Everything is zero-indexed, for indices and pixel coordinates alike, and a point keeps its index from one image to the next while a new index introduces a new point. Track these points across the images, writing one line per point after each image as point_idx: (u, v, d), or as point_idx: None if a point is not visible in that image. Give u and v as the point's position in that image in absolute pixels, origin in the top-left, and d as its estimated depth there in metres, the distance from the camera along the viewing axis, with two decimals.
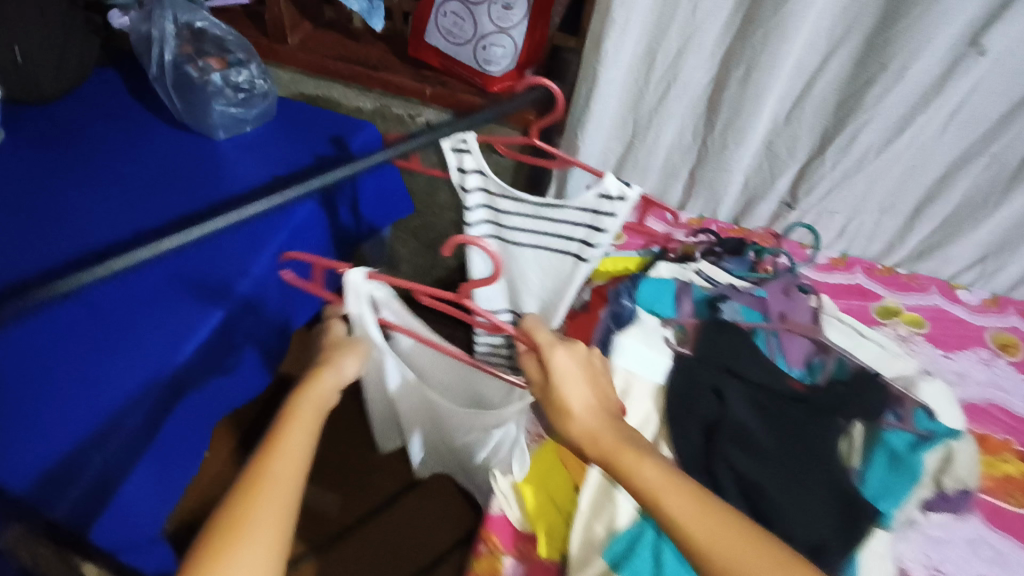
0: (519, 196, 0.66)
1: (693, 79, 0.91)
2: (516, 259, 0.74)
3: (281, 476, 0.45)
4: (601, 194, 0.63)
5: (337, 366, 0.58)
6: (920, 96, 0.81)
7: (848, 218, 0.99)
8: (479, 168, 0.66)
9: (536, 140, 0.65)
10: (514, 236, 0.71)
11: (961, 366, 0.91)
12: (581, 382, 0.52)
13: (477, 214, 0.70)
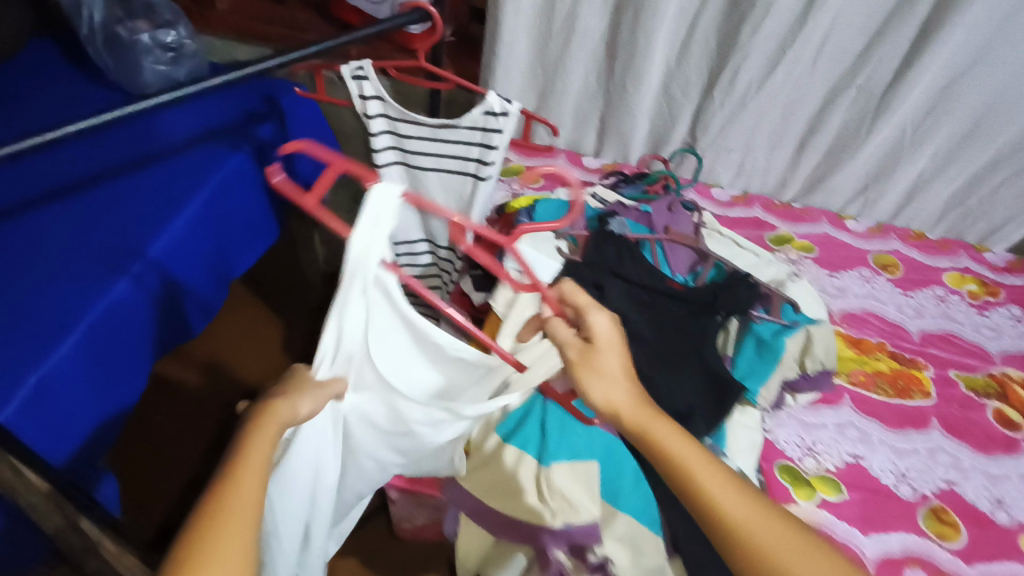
0: (416, 118, 0.73)
1: (592, 26, 0.99)
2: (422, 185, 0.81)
3: (235, 520, 0.39)
4: (488, 112, 0.71)
5: (292, 398, 0.46)
6: (788, 31, 0.90)
7: (743, 155, 1.09)
8: (377, 93, 0.73)
9: (426, 64, 0.72)
10: (418, 160, 0.78)
11: (843, 283, 1.01)
12: (623, 350, 0.51)
13: (382, 141, 0.77)
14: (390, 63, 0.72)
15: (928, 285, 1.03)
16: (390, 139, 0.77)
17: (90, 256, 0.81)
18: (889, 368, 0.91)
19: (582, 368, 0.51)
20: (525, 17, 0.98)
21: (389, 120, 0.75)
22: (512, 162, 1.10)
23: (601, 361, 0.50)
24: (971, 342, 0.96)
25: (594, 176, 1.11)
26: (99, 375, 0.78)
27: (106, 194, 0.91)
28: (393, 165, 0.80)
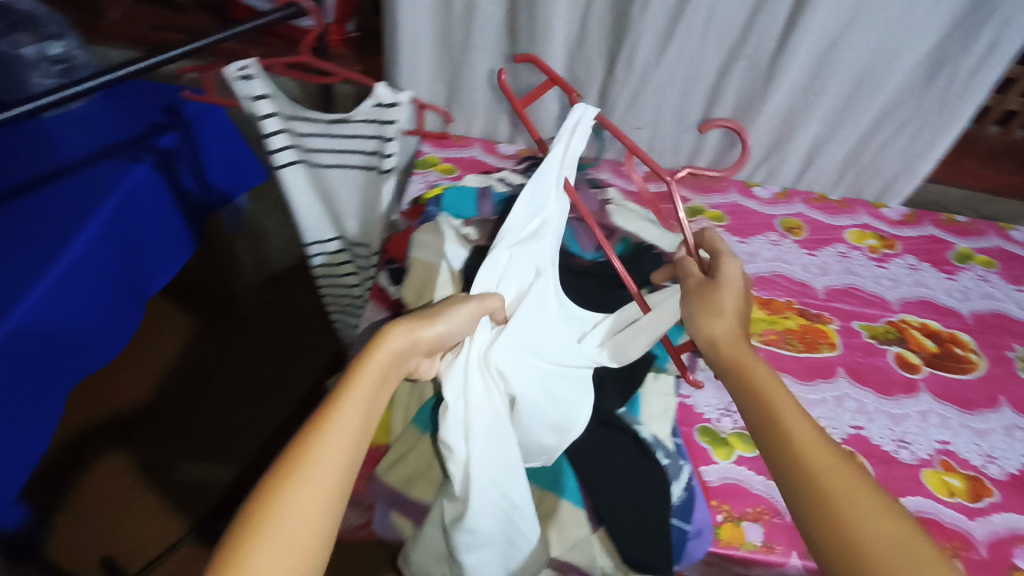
0: (309, 115, 0.73)
1: (491, 14, 0.99)
2: (327, 182, 0.81)
3: (322, 472, 0.40)
4: (379, 103, 0.70)
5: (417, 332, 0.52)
6: (675, 7, 0.93)
7: (651, 132, 1.11)
8: (267, 92, 0.71)
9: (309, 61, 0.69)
10: (318, 158, 0.78)
11: (753, 248, 1.05)
12: (738, 296, 0.60)
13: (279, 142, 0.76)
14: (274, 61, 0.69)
15: (831, 243, 1.08)
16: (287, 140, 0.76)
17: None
18: (798, 325, 0.95)
19: (703, 302, 0.61)
20: (423, 10, 0.98)
21: (283, 120, 0.74)
22: (427, 154, 1.13)
23: (718, 297, 0.60)
24: (872, 293, 1.02)
25: (508, 162, 1.13)
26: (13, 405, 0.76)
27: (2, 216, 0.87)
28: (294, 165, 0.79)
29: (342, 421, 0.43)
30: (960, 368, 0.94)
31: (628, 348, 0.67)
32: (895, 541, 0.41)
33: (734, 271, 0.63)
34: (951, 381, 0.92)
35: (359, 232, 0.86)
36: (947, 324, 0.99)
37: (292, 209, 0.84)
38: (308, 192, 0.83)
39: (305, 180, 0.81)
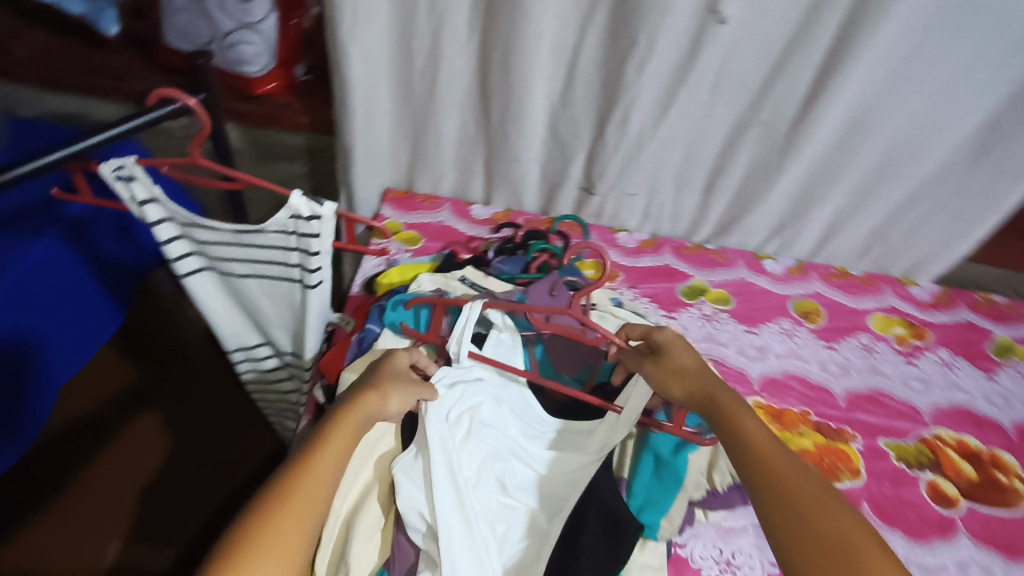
0: (210, 223, 0.58)
1: (458, 67, 0.83)
2: (243, 292, 0.66)
3: (303, 504, 0.43)
4: (294, 215, 0.55)
5: (383, 395, 0.53)
6: (678, 67, 0.77)
7: (647, 199, 0.96)
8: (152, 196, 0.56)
9: (204, 160, 0.54)
10: (228, 267, 0.63)
11: (763, 340, 0.91)
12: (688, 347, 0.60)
13: (179, 248, 0.62)
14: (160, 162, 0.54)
15: (852, 333, 0.93)
16: (187, 247, 0.62)
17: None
18: (814, 445, 0.81)
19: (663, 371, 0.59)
20: (377, 62, 0.82)
21: (179, 225, 0.60)
22: (389, 219, 0.97)
23: (675, 359, 0.59)
24: (901, 401, 0.87)
25: (480, 229, 0.97)
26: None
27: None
28: (201, 271, 0.65)
29: (325, 461, 0.46)
30: (1006, 502, 0.79)
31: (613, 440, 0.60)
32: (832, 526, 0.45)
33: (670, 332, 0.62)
34: (994, 520, 0.77)
35: (289, 343, 0.71)
36: (987, 442, 0.85)
37: (208, 319, 0.70)
38: (224, 300, 0.68)
39: (218, 287, 0.67)
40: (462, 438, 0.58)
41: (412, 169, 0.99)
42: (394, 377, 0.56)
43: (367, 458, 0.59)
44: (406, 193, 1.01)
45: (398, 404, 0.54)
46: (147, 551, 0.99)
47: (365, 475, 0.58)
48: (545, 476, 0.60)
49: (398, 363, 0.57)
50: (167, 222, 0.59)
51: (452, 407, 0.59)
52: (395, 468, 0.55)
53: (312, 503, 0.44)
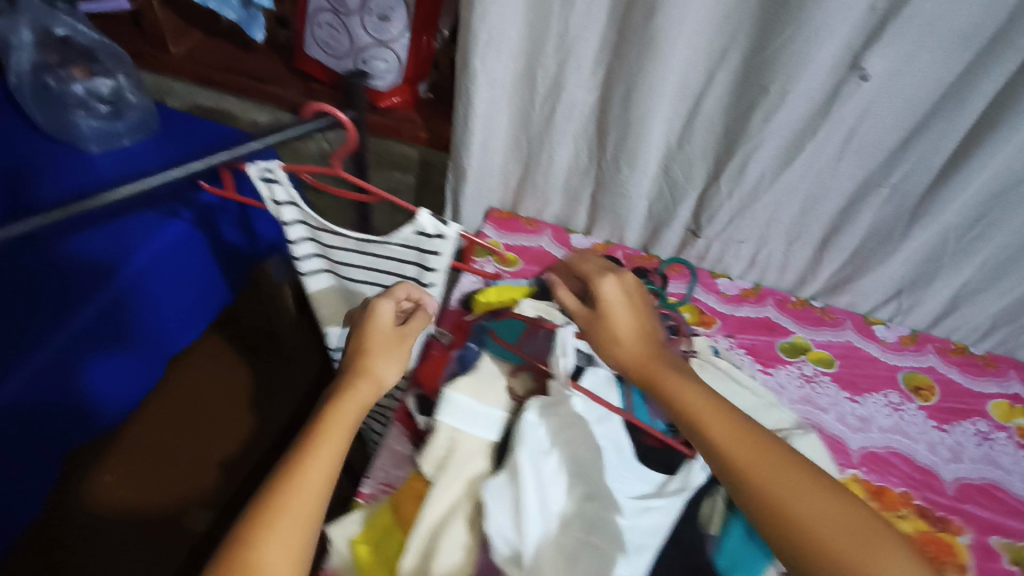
0: (337, 230, 0.60)
1: (579, 99, 0.84)
2: (355, 297, 0.69)
3: (299, 508, 0.43)
4: (419, 231, 0.57)
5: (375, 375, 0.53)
6: (807, 121, 0.75)
7: (755, 248, 0.93)
8: (291, 200, 0.59)
9: (342, 171, 0.56)
10: (347, 272, 0.66)
11: (867, 411, 0.85)
12: (630, 312, 0.59)
13: (305, 249, 0.65)
14: (301, 168, 0.57)
15: (968, 417, 0.86)
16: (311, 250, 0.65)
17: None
18: (916, 531, 0.74)
19: (601, 331, 0.59)
20: (501, 88, 0.84)
21: (309, 229, 0.62)
22: (490, 239, 0.99)
23: (612, 323, 0.59)
24: (1019, 499, 0.80)
25: None
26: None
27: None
28: (320, 273, 0.68)
29: (318, 460, 0.46)
30: None
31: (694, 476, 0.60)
32: (822, 510, 0.44)
33: (611, 288, 0.61)
34: None
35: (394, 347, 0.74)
36: None
37: (319, 317, 0.73)
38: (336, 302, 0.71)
39: (332, 289, 0.70)
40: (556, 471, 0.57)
41: (518, 192, 1.00)
42: (386, 353, 0.55)
43: (460, 478, 0.59)
44: (509, 215, 1.03)
45: (395, 372, 0.55)
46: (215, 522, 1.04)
47: (453, 493, 0.59)
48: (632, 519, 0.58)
49: (380, 318, 0.57)
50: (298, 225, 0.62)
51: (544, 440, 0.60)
52: (485, 490, 0.55)
53: (307, 503, 0.43)
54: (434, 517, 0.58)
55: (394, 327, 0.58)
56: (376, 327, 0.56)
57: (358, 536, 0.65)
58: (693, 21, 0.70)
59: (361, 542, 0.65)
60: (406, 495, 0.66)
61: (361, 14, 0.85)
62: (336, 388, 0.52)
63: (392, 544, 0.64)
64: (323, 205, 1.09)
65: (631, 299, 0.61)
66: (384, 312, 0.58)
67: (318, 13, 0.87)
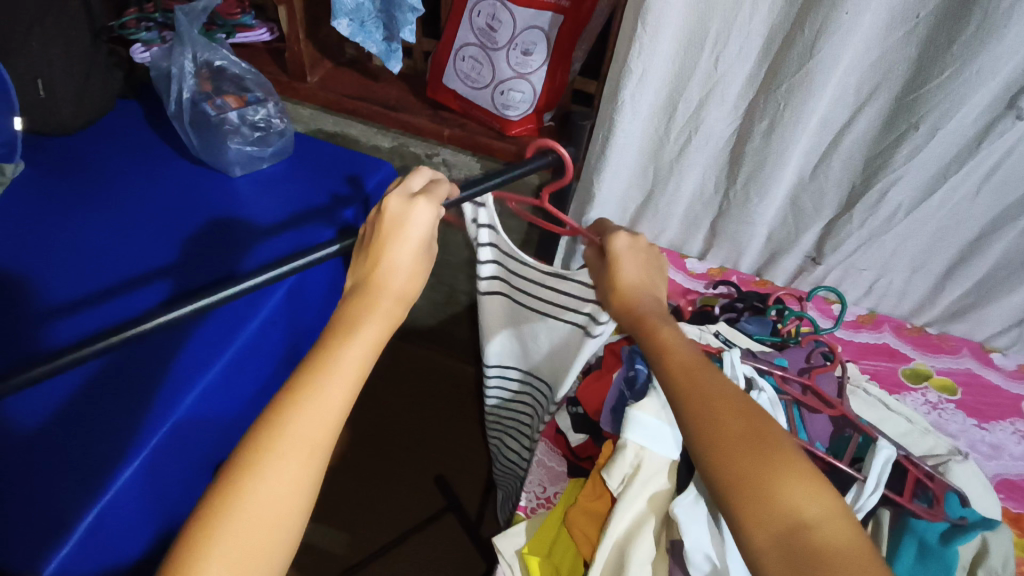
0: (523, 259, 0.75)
1: (715, 131, 0.87)
2: (523, 317, 0.83)
3: (328, 397, 0.49)
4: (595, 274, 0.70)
5: (388, 272, 0.60)
6: (954, 156, 0.77)
7: (877, 276, 0.96)
8: (491, 223, 0.76)
9: (546, 206, 0.72)
10: (520, 296, 0.80)
11: (996, 438, 0.86)
12: (636, 266, 0.69)
13: (490, 268, 0.81)
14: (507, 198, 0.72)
15: None
16: (496, 261, 0.80)
17: (153, 362, 0.74)
18: None
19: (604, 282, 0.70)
20: (642, 120, 0.87)
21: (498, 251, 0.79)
22: None
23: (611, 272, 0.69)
24: None
25: (696, 283, 1.01)
26: (165, 488, 0.73)
27: (158, 295, 0.83)
28: (496, 292, 0.84)
29: (342, 362, 0.51)
30: None
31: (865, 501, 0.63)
32: (753, 443, 0.48)
33: (623, 242, 0.71)
34: None
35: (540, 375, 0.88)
36: None
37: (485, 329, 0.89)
38: (503, 321, 0.87)
39: (502, 309, 0.85)
40: None
41: (636, 217, 1.04)
42: (398, 269, 0.61)
43: (646, 494, 0.63)
44: None
45: (405, 258, 0.61)
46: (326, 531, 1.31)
47: (641, 506, 0.62)
48: None
49: (415, 219, 0.62)
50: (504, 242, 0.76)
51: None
52: (676, 507, 0.58)
53: (329, 405, 0.49)
54: (628, 528, 0.62)
55: (416, 217, 0.62)
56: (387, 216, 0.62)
57: (529, 546, 0.68)
58: (846, 64, 0.74)
59: (530, 553, 0.68)
60: (578, 510, 0.67)
61: (507, 48, 0.90)
62: (353, 312, 0.56)
63: (563, 550, 0.68)
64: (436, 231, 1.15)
65: (643, 257, 0.71)
66: (421, 210, 0.62)
67: (464, 48, 0.94)
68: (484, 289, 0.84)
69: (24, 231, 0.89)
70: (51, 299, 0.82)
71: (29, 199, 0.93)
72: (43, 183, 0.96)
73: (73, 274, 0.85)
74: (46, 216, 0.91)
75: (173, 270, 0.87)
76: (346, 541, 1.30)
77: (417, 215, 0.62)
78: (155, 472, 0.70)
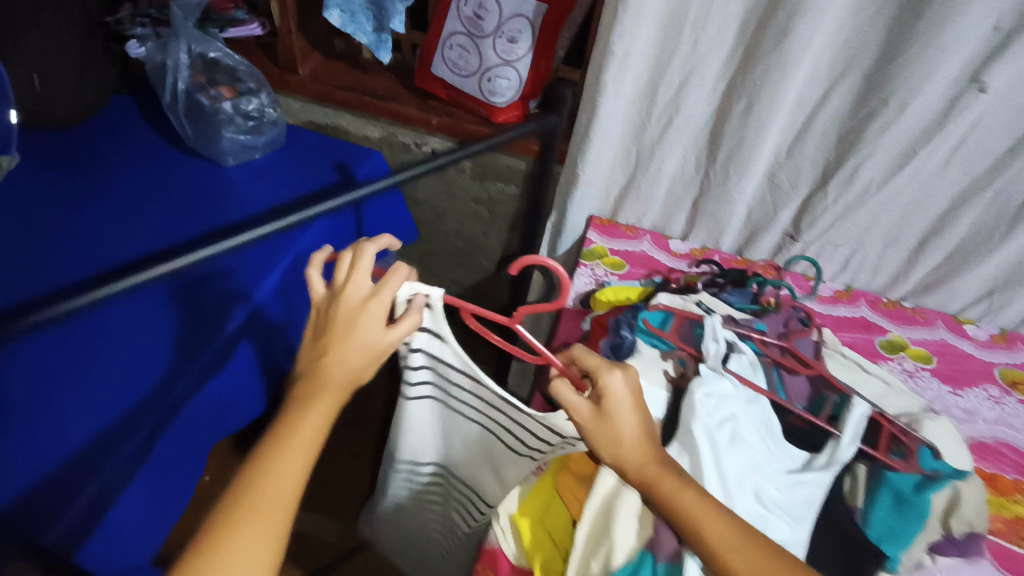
0: (483, 378, 0.65)
1: (695, 112, 0.91)
2: (452, 424, 0.76)
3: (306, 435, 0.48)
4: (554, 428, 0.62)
5: (346, 362, 0.52)
6: (923, 130, 0.81)
7: (851, 251, 0.99)
8: (440, 331, 0.64)
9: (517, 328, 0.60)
10: (453, 402, 0.73)
11: (970, 403, 0.90)
12: (632, 410, 0.56)
13: (417, 360, 0.70)
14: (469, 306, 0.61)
15: None
16: (429, 368, 0.71)
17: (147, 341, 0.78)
18: None
19: (601, 438, 0.55)
20: (625, 102, 0.90)
21: (429, 356, 0.69)
22: (595, 243, 1.06)
23: (613, 424, 0.55)
24: None
25: (680, 263, 1.04)
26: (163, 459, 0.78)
27: None
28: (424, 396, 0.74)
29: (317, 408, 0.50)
30: None
31: (841, 453, 0.66)
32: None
33: (619, 382, 0.57)
34: None
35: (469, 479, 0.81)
36: None
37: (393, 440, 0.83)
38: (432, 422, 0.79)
39: (427, 412, 0.77)
40: (727, 444, 0.62)
41: (620, 200, 1.07)
42: (353, 350, 0.53)
43: None
44: (610, 222, 1.10)
45: (361, 351, 0.53)
46: (317, 519, 1.32)
47: None
48: (791, 494, 0.63)
49: (355, 293, 0.54)
50: (444, 354, 0.67)
51: (715, 412, 0.64)
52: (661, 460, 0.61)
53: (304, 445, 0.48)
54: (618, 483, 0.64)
55: (361, 293, 0.54)
56: (337, 315, 0.54)
57: (520, 511, 0.71)
58: (818, 43, 0.77)
59: (522, 516, 0.71)
60: (567, 475, 0.71)
61: (493, 36, 0.93)
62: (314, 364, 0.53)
63: (555, 511, 0.69)
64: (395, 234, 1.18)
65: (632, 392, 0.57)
66: (359, 283, 0.54)
67: (452, 36, 0.97)
68: (411, 395, 0.74)
69: (21, 218, 0.91)
70: (49, 283, 0.83)
71: (25, 189, 0.95)
72: (39, 173, 0.97)
73: (71, 259, 0.86)
74: (46, 205, 0.93)
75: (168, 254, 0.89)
76: (337, 528, 1.31)
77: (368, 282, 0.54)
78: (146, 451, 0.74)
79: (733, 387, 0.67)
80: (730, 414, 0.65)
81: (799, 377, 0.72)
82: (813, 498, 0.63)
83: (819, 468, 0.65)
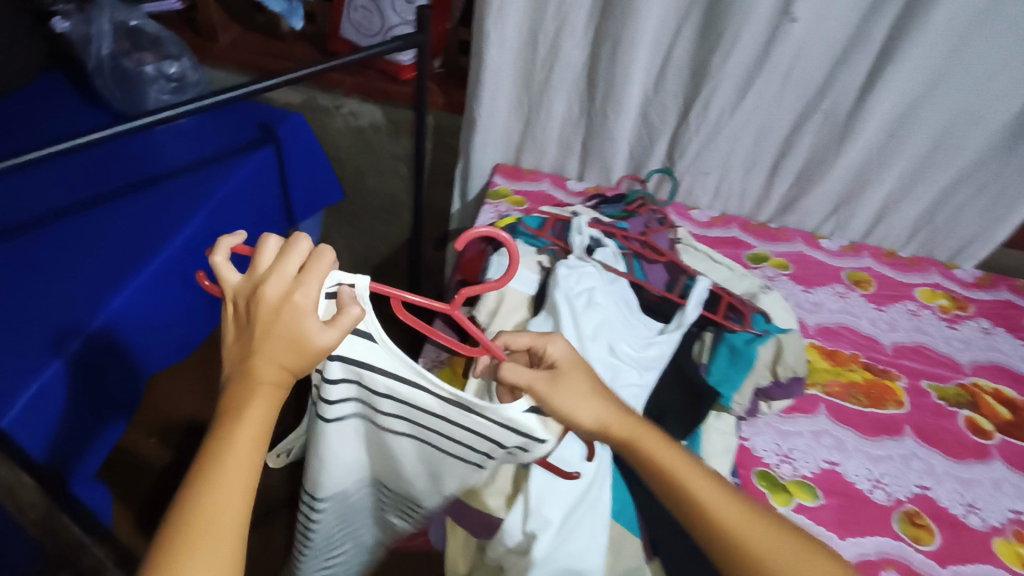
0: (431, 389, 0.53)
1: (572, 57, 1.04)
2: (387, 446, 0.64)
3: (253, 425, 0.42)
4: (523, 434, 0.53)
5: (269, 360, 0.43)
6: (756, 59, 0.95)
7: (719, 178, 1.14)
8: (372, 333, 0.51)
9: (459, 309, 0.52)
10: (389, 424, 0.60)
11: (819, 298, 1.04)
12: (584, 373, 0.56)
13: (337, 371, 0.56)
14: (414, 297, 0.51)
15: (900, 300, 1.06)
16: (353, 381, 0.57)
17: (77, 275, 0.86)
18: (863, 379, 0.94)
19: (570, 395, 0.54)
20: (510, 52, 1.03)
21: (351, 368, 0.55)
22: (500, 185, 1.17)
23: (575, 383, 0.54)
24: (941, 354, 0.99)
25: (575, 199, 1.16)
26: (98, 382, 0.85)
27: (83, 221, 0.93)
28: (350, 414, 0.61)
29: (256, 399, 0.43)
30: None
31: (685, 317, 0.78)
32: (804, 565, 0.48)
33: (562, 348, 0.57)
34: None
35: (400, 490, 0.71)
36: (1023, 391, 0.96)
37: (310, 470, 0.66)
38: (359, 443, 0.65)
39: (354, 433, 0.64)
40: (584, 307, 0.74)
41: (521, 146, 1.19)
42: (279, 338, 0.43)
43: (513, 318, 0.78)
44: (514, 167, 1.22)
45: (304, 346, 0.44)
46: None
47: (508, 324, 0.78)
48: (641, 351, 0.74)
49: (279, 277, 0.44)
50: (374, 359, 0.53)
51: (576, 285, 0.76)
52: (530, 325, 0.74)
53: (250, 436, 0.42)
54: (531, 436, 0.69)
55: (283, 279, 0.44)
56: (258, 316, 0.44)
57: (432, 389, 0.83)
58: None
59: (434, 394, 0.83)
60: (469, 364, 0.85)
61: None
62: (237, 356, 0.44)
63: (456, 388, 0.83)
64: (319, 192, 1.28)
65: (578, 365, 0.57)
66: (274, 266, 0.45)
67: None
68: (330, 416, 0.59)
69: None
70: None
71: None
72: None
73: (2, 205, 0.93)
74: None
75: (97, 201, 0.97)
76: None
77: (288, 265, 0.44)
78: (84, 367, 0.82)
79: (594, 269, 0.79)
80: (591, 287, 0.77)
81: (655, 263, 0.86)
82: (661, 354, 0.75)
83: (668, 333, 0.76)
